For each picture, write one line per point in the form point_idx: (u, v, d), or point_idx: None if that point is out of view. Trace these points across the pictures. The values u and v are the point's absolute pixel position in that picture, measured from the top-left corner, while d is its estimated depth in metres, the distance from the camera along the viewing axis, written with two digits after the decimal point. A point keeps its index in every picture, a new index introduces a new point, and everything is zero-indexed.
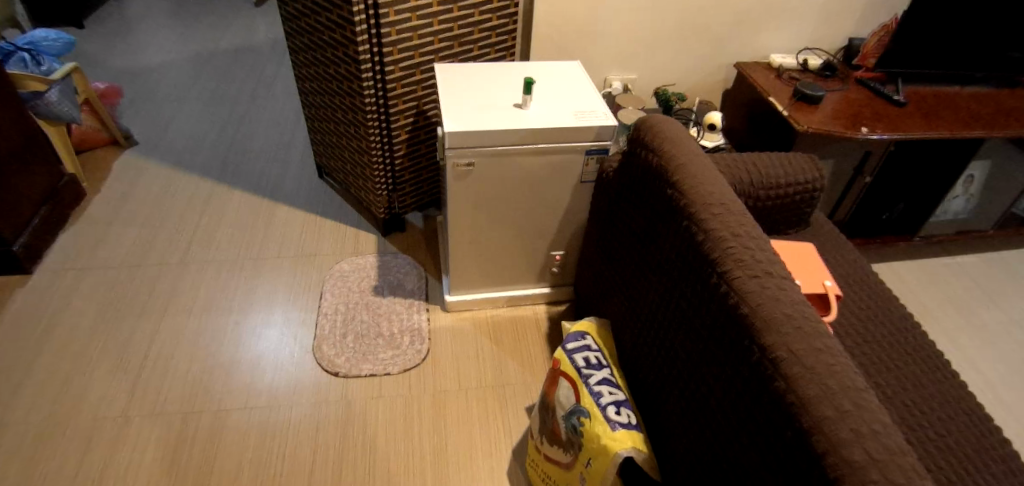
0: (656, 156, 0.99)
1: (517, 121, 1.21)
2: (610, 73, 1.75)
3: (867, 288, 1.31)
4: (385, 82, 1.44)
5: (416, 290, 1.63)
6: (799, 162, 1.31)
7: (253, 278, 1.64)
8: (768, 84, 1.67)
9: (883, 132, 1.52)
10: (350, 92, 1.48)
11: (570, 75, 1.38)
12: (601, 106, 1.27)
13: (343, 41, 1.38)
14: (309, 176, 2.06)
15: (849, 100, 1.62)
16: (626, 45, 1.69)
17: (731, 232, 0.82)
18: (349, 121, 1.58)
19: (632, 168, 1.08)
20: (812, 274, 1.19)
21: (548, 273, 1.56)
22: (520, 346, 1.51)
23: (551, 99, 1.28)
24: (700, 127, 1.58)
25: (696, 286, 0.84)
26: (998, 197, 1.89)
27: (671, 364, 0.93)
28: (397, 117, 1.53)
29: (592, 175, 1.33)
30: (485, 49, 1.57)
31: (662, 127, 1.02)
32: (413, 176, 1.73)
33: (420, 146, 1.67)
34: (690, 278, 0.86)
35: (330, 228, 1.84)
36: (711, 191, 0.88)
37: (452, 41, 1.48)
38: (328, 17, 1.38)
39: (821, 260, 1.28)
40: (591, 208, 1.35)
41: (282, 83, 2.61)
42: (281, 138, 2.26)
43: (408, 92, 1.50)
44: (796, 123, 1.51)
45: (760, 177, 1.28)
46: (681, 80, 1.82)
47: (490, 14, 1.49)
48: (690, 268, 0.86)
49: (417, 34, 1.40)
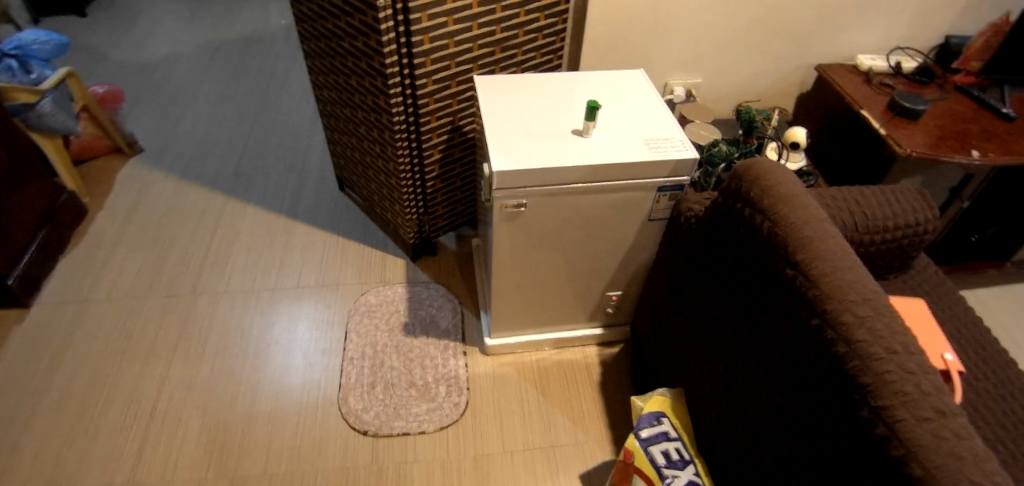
0: (767, 220, 0.75)
1: (577, 155, 0.99)
2: (670, 77, 1.53)
3: (985, 349, 1.11)
4: (416, 96, 1.23)
5: (451, 329, 1.47)
6: (909, 200, 1.09)
7: (271, 312, 1.50)
8: (858, 93, 1.42)
9: (996, 155, 1.26)
10: (376, 108, 1.28)
11: (634, 93, 1.16)
12: (677, 133, 1.05)
13: (366, 50, 1.17)
14: (329, 188, 1.89)
15: (954, 113, 1.36)
16: (691, 47, 1.46)
17: (886, 347, 0.61)
18: (373, 138, 1.39)
19: (722, 223, 0.85)
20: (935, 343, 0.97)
21: (601, 313, 1.39)
22: (569, 397, 1.36)
23: (615, 125, 1.06)
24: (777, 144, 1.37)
25: (833, 408, 0.65)
26: None
27: (782, 482, 0.75)
28: (429, 135, 1.33)
29: (662, 213, 1.11)
30: (529, 53, 1.34)
31: (771, 176, 0.78)
32: (444, 195, 1.53)
33: (455, 165, 1.47)
34: (822, 394, 0.66)
35: (353, 252, 1.67)
36: (852, 279, 0.67)
37: (493, 46, 1.26)
38: (348, 21, 1.16)
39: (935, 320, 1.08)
40: (660, 250, 1.14)
41: (295, 76, 2.41)
42: (296, 142, 2.07)
43: (443, 107, 1.29)
44: (897, 145, 1.27)
45: (865, 219, 1.06)
46: (750, 85, 1.59)
47: (537, 14, 1.27)
48: (823, 382, 0.66)
49: (454, 41, 1.18)
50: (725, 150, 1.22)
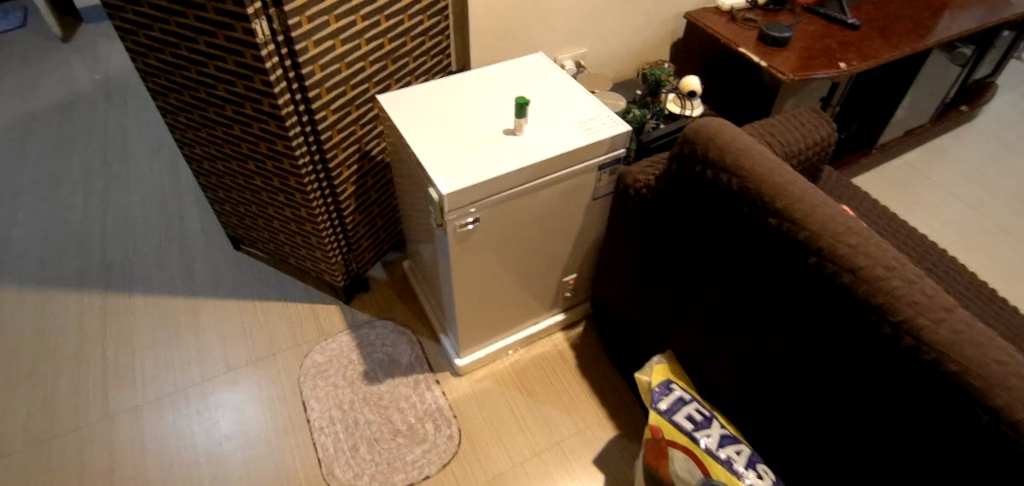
0: (735, 177, 0.79)
1: (520, 156, 0.96)
2: (558, 52, 1.52)
3: (899, 231, 1.26)
4: (317, 132, 1.10)
5: (415, 362, 1.38)
6: (813, 120, 1.19)
7: (208, 410, 1.31)
8: (730, 32, 1.51)
9: (858, 63, 1.42)
10: (273, 154, 1.13)
11: (545, 80, 1.14)
12: (601, 109, 1.06)
13: (248, 94, 1.02)
14: (223, 252, 1.67)
15: (813, 33, 1.51)
16: (573, 19, 1.46)
17: (883, 266, 0.67)
18: (274, 188, 1.23)
19: (688, 188, 0.88)
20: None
21: (562, 299, 1.38)
22: (555, 389, 1.35)
23: (541, 116, 1.04)
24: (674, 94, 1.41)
25: (854, 334, 0.70)
26: (934, 96, 1.95)
27: (817, 407, 0.80)
28: (340, 169, 1.20)
29: (605, 189, 1.12)
30: (420, 58, 1.26)
31: (723, 135, 0.82)
32: (367, 227, 1.41)
33: (370, 193, 1.35)
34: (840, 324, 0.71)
35: (280, 313, 1.50)
36: (830, 213, 0.72)
37: (385, 59, 1.16)
38: (218, 66, 1.00)
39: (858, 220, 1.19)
40: (614, 226, 1.16)
41: (137, 135, 2.08)
42: (166, 210, 1.80)
43: (347, 136, 1.17)
44: (782, 73, 1.36)
45: (785, 148, 1.15)
46: (630, 44, 1.63)
47: (420, 16, 1.19)
48: (837, 313, 0.71)
49: (345, 64, 1.07)
50: (638, 113, 1.27)
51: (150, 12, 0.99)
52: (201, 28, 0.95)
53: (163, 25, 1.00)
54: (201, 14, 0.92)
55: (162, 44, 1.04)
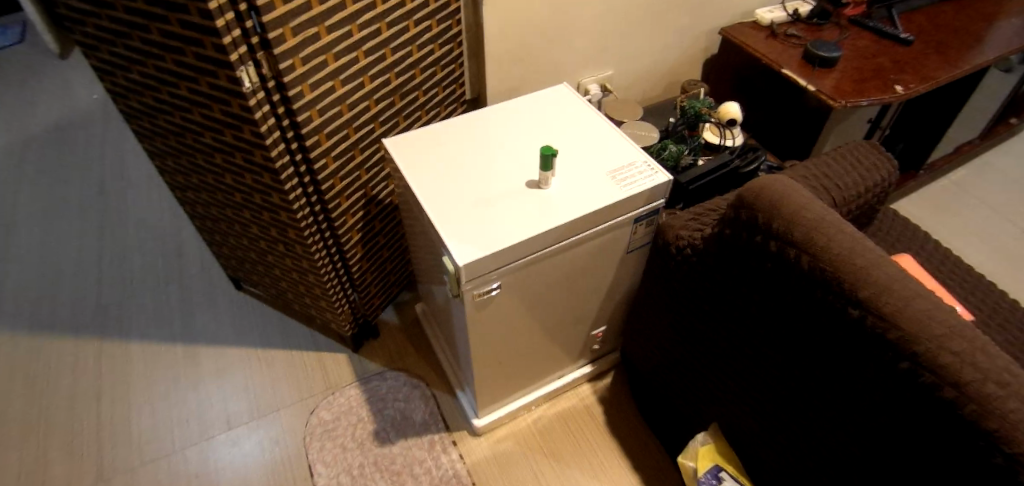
0: (806, 255, 0.66)
1: (545, 216, 0.83)
2: (582, 77, 1.39)
3: (967, 280, 1.12)
4: (316, 182, 0.98)
5: (429, 419, 1.28)
6: (870, 158, 1.07)
7: (206, 474, 1.21)
8: (771, 51, 1.37)
9: (916, 85, 1.28)
10: (269, 206, 1.02)
11: (571, 117, 1.02)
12: (637, 154, 0.93)
13: (238, 144, 0.90)
14: (223, 293, 1.56)
15: (863, 50, 1.36)
16: (598, 41, 1.33)
17: (997, 382, 0.55)
18: (272, 238, 1.11)
19: (745, 260, 0.76)
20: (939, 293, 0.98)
21: (588, 351, 1.27)
22: (583, 451, 1.23)
23: (569, 163, 0.91)
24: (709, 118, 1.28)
25: (952, 457, 0.58)
26: (987, 110, 1.79)
27: None
28: (344, 218, 1.08)
29: (641, 242, 1.00)
30: (431, 91, 1.14)
31: (791, 201, 0.69)
32: (375, 273, 1.29)
33: (378, 237, 1.22)
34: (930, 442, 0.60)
35: (284, 362, 1.39)
36: (927, 308, 0.60)
37: (392, 96, 1.03)
38: (203, 113, 0.88)
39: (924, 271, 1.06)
40: (651, 280, 1.04)
41: (135, 162, 1.98)
42: (164, 245, 1.70)
43: (351, 182, 1.05)
44: (832, 99, 1.22)
45: (842, 192, 1.01)
46: (659, 63, 1.49)
47: (429, 46, 1.06)
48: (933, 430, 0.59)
49: (346, 106, 0.94)
50: (675, 149, 1.14)
51: (126, 53, 0.87)
52: (181, 73, 0.83)
53: (141, 67, 0.88)
54: (180, 58, 0.80)
55: (142, 87, 0.93)
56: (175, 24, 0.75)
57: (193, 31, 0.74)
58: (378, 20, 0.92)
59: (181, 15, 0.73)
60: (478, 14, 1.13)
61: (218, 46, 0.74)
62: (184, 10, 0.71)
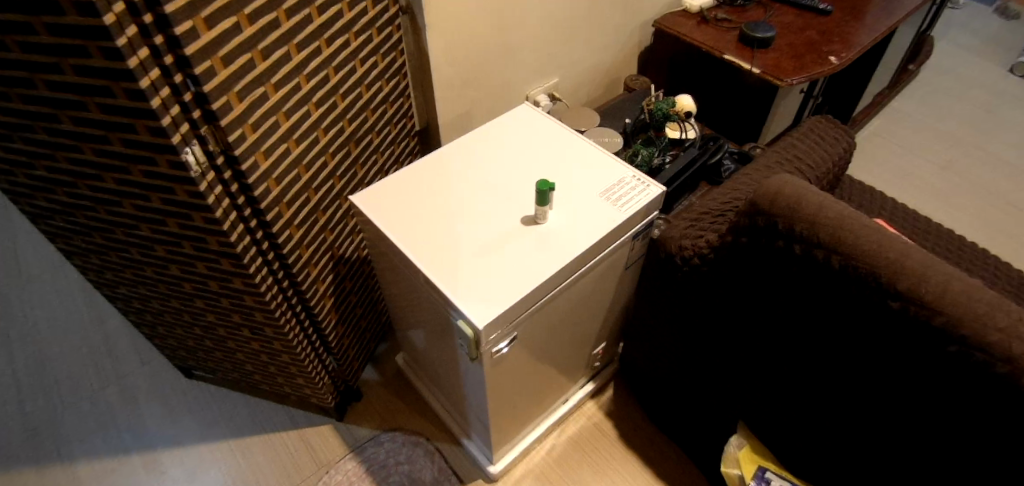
0: (836, 254, 0.66)
1: (553, 255, 0.78)
2: (530, 89, 1.34)
3: (928, 230, 1.16)
4: (283, 256, 0.86)
5: (440, 476, 1.19)
6: (829, 133, 1.10)
7: None
8: (708, 38, 1.36)
9: (846, 53, 1.33)
10: (230, 292, 0.89)
11: (544, 138, 0.96)
12: (624, 169, 0.90)
13: (187, 231, 0.77)
14: (174, 384, 1.38)
15: (790, 26, 1.40)
16: (541, 50, 1.28)
17: None
18: (235, 323, 0.98)
19: (766, 265, 0.74)
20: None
21: (590, 368, 1.23)
22: (605, 470, 1.20)
23: (561, 190, 0.86)
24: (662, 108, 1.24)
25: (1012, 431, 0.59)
26: (893, 62, 1.91)
27: None
28: (315, 287, 0.97)
29: (638, 256, 0.97)
30: (384, 130, 1.04)
31: (809, 202, 0.68)
32: (353, 334, 1.18)
33: (351, 297, 1.12)
34: (983, 425, 0.60)
35: (265, 449, 1.25)
36: (966, 290, 0.60)
37: (348, 144, 0.93)
38: (139, 204, 0.75)
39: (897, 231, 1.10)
40: (652, 290, 1.01)
41: (31, 250, 1.71)
42: (88, 342, 1.47)
43: (319, 246, 0.94)
44: (778, 79, 1.23)
45: (816, 171, 1.03)
46: (600, 63, 1.47)
47: (378, 83, 0.97)
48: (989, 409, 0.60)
49: (304, 166, 0.83)
50: (646, 154, 1.13)
51: (27, 149, 0.72)
52: (107, 163, 0.69)
53: (48, 162, 0.73)
54: (104, 147, 0.67)
55: (52, 184, 0.78)
56: (95, 110, 0.62)
57: (120, 115, 0.61)
58: (325, 66, 0.81)
59: (102, 98, 0.60)
60: (421, 41, 1.04)
61: (155, 128, 0.61)
62: (108, 92, 0.59)
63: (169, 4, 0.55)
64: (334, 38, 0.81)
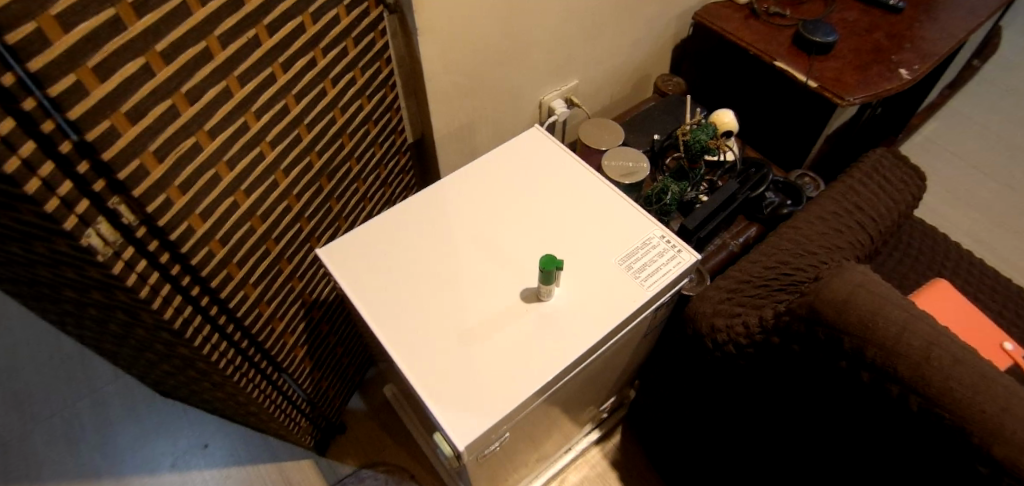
0: (917, 396, 0.51)
1: (556, 347, 0.64)
2: (544, 93, 1.15)
3: (997, 290, 0.98)
4: (237, 320, 0.73)
5: None
6: (895, 175, 0.92)
7: None
8: (757, 38, 1.15)
9: (920, 64, 1.11)
10: (180, 355, 0.76)
11: (554, 178, 0.80)
12: (650, 227, 0.74)
13: (115, 304, 0.63)
14: (148, 402, 1.28)
15: (853, 28, 1.18)
16: (559, 50, 1.08)
17: None
18: (193, 375, 0.86)
19: (824, 381, 0.59)
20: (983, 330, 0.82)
21: (595, 418, 1.11)
22: None
23: (571, 254, 0.71)
24: (697, 124, 1.07)
25: None
26: (960, 60, 1.67)
27: None
28: (282, 340, 0.84)
29: (658, 323, 0.82)
30: (366, 153, 0.88)
31: (888, 320, 0.53)
32: (331, 373, 1.06)
33: (328, 337, 0.99)
34: None
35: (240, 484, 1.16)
36: None
37: (319, 179, 0.78)
38: (52, 271, 0.60)
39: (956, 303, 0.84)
40: (670, 356, 0.87)
41: None
42: (58, 347, 1.36)
43: (284, 298, 0.80)
44: (838, 97, 1.03)
45: (876, 224, 0.87)
46: (626, 61, 1.27)
47: (356, 102, 0.80)
48: None
49: (258, 218, 0.69)
50: (677, 190, 0.96)
51: None
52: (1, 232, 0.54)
53: None
54: None
55: None
56: None
57: None
58: (281, 96, 0.65)
59: None
60: (411, 47, 0.86)
61: (38, 212, 0.46)
62: None
63: (31, 59, 0.39)
64: (292, 61, 0.65)
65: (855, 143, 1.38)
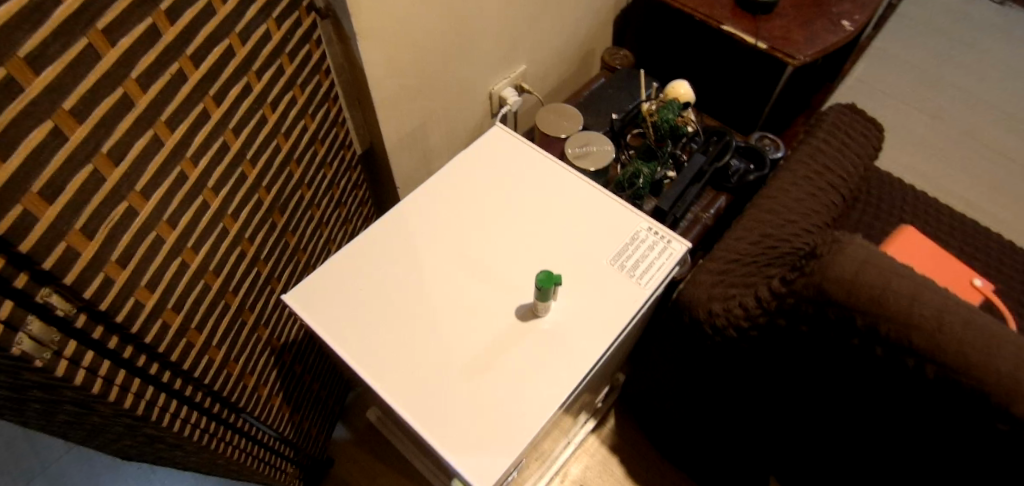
0: (934, 365, 0.51)
1: (562, 365, 0.61)
2: (493, 83, 1.08)
3: (955, 227, 1.02)
4: (205, 386, 0.66)
5: None
6: (855, 129, 0.93)
7: None
8: (701, 3, 1.12)
9: (858, 14, 1.12)
10: (145, 434, 0.67)
11: (527, 178, 0.76)
12: (635, 220, 0.72)
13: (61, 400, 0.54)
14: (109, 471, 1.16)
15: None
16: (506, 36, 1.02)
17: None
18: (160, 447, 0.77)
19: (833, 358, 0.59)
20: (948, 270, 0.83)
21: (590, 408, 1.10)
22: None
23: (560, 262, 0.68)
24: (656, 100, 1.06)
25: None
26: None
27: None
28: (255, 394, 0.77)
29: (649, 313, 0.81)
30: (317, 176, 0.80)
31: (898, 293, 0.52)
32: (310, 411, 1.00)
33: (304, 376, 0.92)
34: None
35: None
36: None
37: (272, 215, 0.70)
38: None
39: (923, 249, 0.85)
40: (664, 342, 0.87)
41: None
42: None
43: (252, 349, 0.74)
44: (789, 57, 1.02)
45: (845, 182, 0.87)
46: (572, 38, 1.22)
47: (300, 123, 0.72)
48: None
49: (212, 273, 0.61)
50: (650, 172, 0.94)
51: None
52: None
53: None
54: None
55: None
56: None
57: None
58: (219, 133, 0.57)
59: None
60: (350, 53, 0.78)
61: None
62: None
63: None
64: (224, 91, 0.57)
65: (805, 94, 1.39)
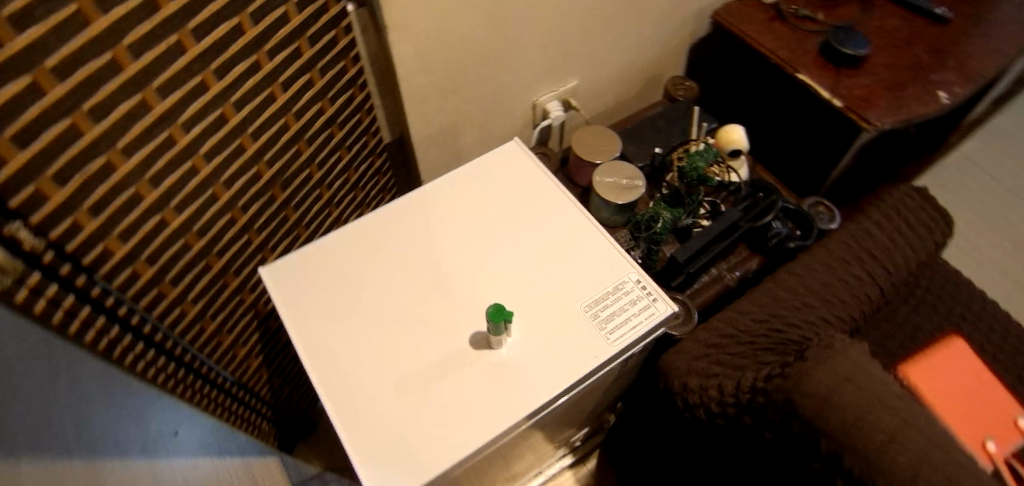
0: None
1: (500, 404, 0.58)
2: (538, 94, 1.05)
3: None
4: (176, 337, 0.69)
5: None
6: (919, 218, 0.82)
7: None
8: (780, 45, 1.03)
9: (962, 86, 0.98)
10: None
11: (526, 202, 0.73)
12: (624, 268, 0.67)
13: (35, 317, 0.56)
14: None
15: (891, 38, 1.05)
16: (557, 49, 0.98)
17: None
18: None
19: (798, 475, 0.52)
20: (989, 407, 0.66)
21: (567, 443, 1.05)
22: None
23: (532, 296, 0.65)
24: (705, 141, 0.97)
25: None
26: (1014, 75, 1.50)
27: None
28: (230, 352, 0.80)
29: (630, 367, 0.75)
30: (329, 158, 0.81)
31: (874, 425, 0.46)
32: (294, 377, 1.03)
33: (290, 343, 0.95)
34: None
35: None
36: None
37: (269, 189, 0.72)
38: None
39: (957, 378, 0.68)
40: (644, 401, 0.81)
41: None
42: None
43: (231, 311, 0.76)
44: (864, 121, 0.92)
45: (890, 275, 0.77)
46: (635, 60, 1.16)
47: (314, 106, 0.73)
48: None
49: (194, 235, 0.64)
50: (670, 218, 0.88)
51: None
52: None
53: None
54: None
55: None
56: None
57: None
58: (217, 106, 0.59)
59: None
60: (381, 45, 0.79)
61: None
62: None
63: None
64: (228, 67, 0.58)
65: (890, 162, 1.24)
